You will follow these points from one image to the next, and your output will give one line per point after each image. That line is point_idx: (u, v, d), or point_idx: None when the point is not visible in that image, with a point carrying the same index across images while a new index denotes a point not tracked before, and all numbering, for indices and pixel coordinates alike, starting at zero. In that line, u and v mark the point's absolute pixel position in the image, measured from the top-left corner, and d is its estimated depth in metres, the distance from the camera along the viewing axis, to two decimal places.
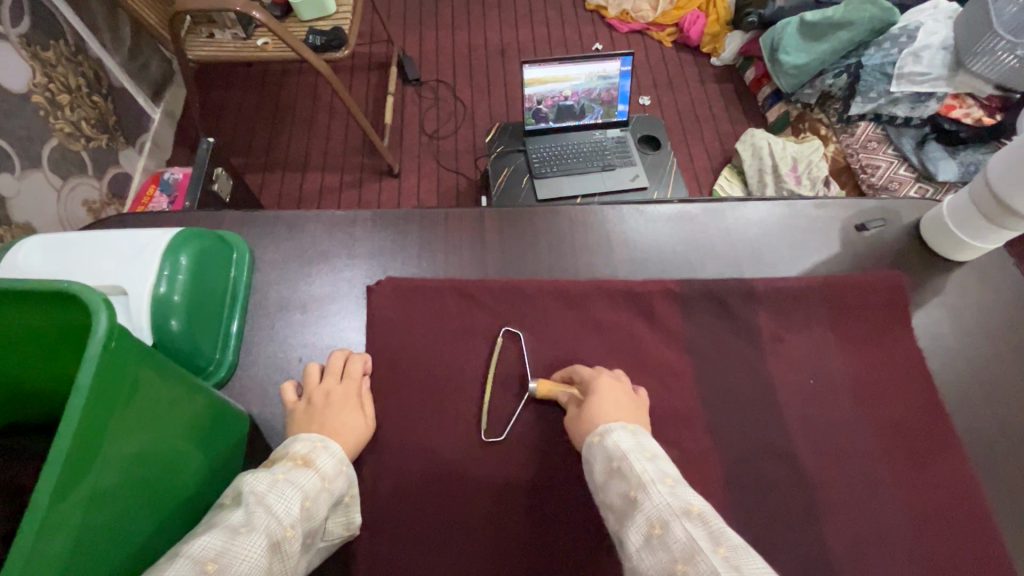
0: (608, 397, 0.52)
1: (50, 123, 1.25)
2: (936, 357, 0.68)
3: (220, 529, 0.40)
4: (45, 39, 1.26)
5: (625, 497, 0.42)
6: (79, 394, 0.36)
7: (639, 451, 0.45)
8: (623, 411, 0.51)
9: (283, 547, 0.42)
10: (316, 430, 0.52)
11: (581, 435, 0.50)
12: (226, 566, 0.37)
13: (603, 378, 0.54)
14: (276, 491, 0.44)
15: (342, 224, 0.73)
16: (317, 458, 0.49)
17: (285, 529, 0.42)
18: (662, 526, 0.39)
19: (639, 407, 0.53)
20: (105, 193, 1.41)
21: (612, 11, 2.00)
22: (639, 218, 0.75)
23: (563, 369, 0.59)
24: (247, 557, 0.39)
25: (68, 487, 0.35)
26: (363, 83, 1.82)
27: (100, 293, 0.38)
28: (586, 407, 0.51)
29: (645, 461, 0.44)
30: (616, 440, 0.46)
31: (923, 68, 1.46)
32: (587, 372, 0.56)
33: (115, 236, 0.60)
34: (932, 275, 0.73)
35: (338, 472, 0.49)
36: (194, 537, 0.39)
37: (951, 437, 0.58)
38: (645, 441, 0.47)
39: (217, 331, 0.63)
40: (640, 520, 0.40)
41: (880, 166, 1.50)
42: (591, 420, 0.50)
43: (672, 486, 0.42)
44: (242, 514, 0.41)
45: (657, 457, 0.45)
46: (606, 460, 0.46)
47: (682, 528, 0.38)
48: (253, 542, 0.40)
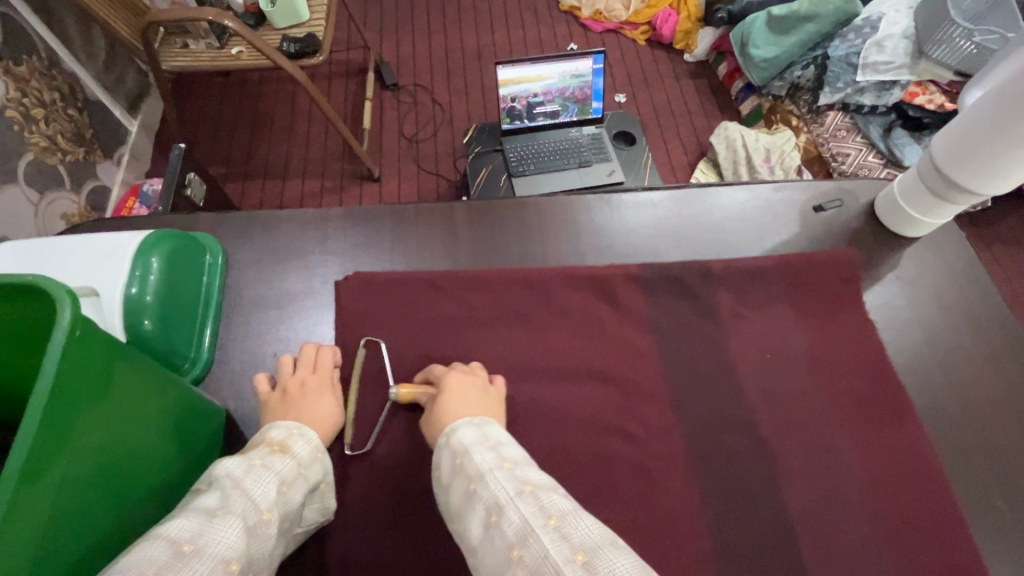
0: (458, 394, 0.53)
1: (25, 137, 1.25)
2: (891, 329, 0.71)
3: (196, 512, 0.40)
4: (17, 55, 1.26)
5: (466, 492, 0.43)
6: (46, 379, 0.37)
7: (480, 442, 0.46)
8: (468, 406, 0.52)
9: (260, 530, 0.42)
10: (294, 419, 0.53)
11: (434, 436, 0.50)
12: (202, 547, 0.38)
13: (452, 374, 0.55)
14: (253, 475, 0.44)
15: (314, 222, 0.75)
16: (294, 444, 0.50)
17: (262, 512, 0.43)
18: (498, 514, 0.40)
19: (491, 397, 0.54)
20: (84, 206, 1.41)
21: (586, 11, 2.03)
22: (605, 207, 0.77)
23: (422, 371, 0.59)
24: (224, 540, 0.39)
25: (34, 470, 0.36)
26: (341, 90, 1.84)
27: (65, 285, 0.39)
28: (437, 406, 0.52)
29: (485, 451, 0.45)
30: (461, 435, 0.47)
31: (886, 57, 1.50)
32: (440, 370, 0.57)
33: (86, 239, 0.61)
34: (888, 251, 0.76)
35: (315, 459, 0.50)
36: (169, 520, 0.39)
37: (904, 403, 0.61)
38: (490, 431, 0.48)
39: (191, 329, 0.64)
40: (480, 511, 0.41)
41: (850, 154, 1.53)
42: (443, 418, 0.51)
43: (511, 470, 0.43)
44: (218, 498, 0.42)
45: (500, 443, 0.47)
46: (451, 458, 0.46)
47: (516, 512, 0.40)
48: (230, 525, 0.40)
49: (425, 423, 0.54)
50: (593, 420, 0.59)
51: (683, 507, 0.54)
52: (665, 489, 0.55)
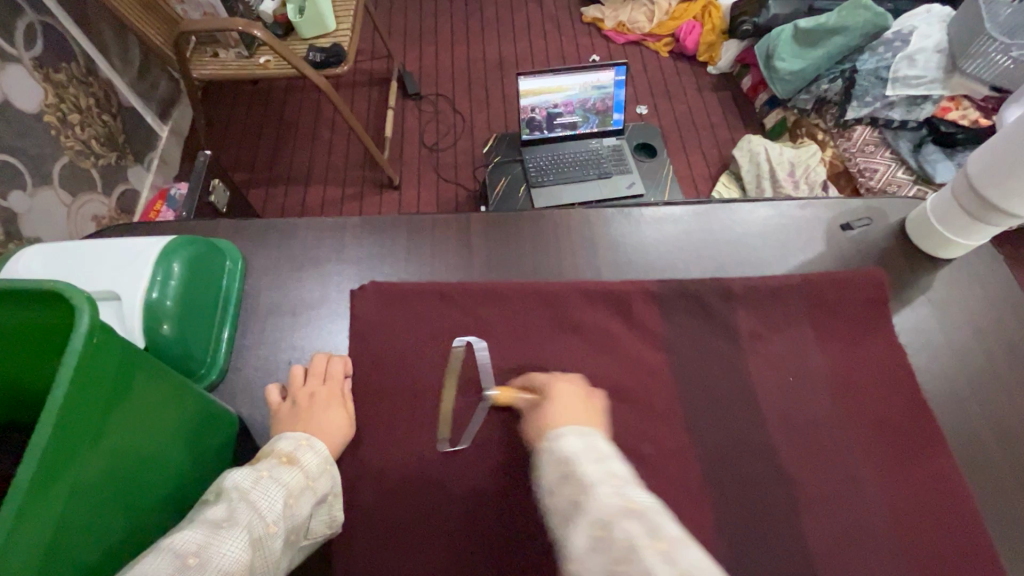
0: (565, 402, 0.49)
1: (61, 141, 1.29)
2: (920, 354, 0.68)
3: (202, 524, 0.40)
4: (56, 62, 1.31)
5: (570, 500, 0.38)
6: (61, 387, 0.37)
7: (589, 451, 0.42)
8: (576, 416, 0.47)
9: (265, 543, 0.42)
10: (301, 431, 0.53)
11: (536, 440, 0.46)
12: (207, 560, 0.37)
13: (559, 384, 0.52)
14: (260, 487, 0.44)
15: (331, 231, 0.75)
16: (302, 456, 0.49)
17: (268, 526, 0.42)
18: (606, 528, 0.35)
19: (595, 410, 0.50)
20: (115, 209, 1.45)
21: (609, 23, 2.03)
22: (624, 221, 0.76)
23: (523, 377, 0.57)
24: (230, 552, 0.39)
25: (45, 477, 0.36)
26: (365, 99, 1.86)
27: (84, 292, 0.39)
28: (541, 410, 0.49)
29: (595, 462, 0.40)
30: (566, 443, 0.43)
31: (918, 71, 1.46)
32: (547, 378, 0.54)
33: (111, 244, 0.62)
34: (918, 273, 0.73)
35: (323, 471, 0.50)
36: (177, 531, 0.39)
37: (933, 433, 0.58)
38: (598, 441, 0.43)
39: (208, 335, 0.64)
40: (584, 523, 0.36)
41: (878, 169, 1.50)
42: (545, 422, 0.47)
43: (619, 484, 0.38)
44: (224, 510, 0.41)
45: (607, 455, 0.42)
46: (555, 462, 0.42)
47: (625, 529, 0.34)
48: (236, 537, 0.40)
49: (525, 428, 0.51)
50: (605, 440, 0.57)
51: (696, 534, 0.53)
52: (678, 514, 0.54)
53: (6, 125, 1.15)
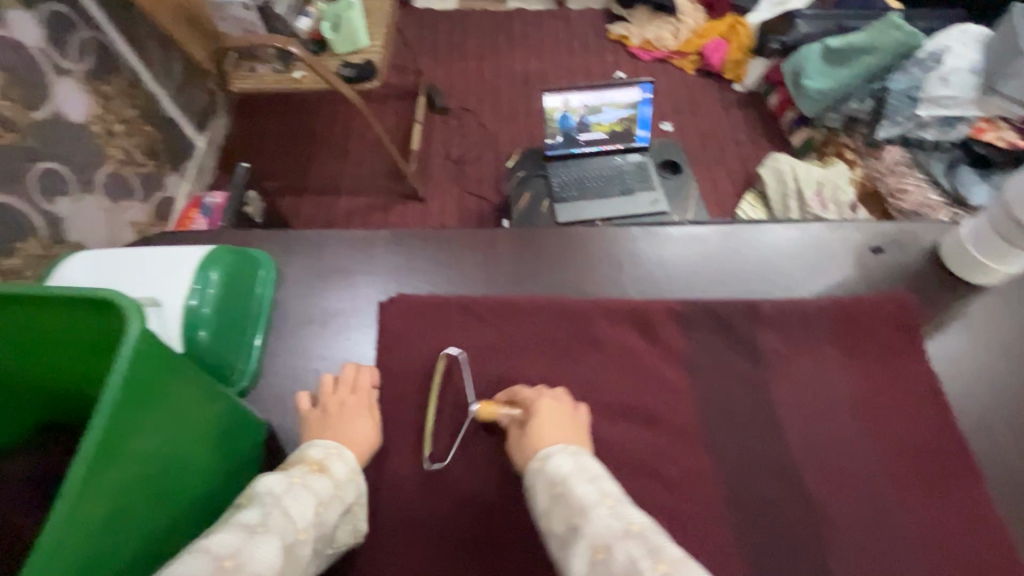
0: (551, 419, 0.53)
1: (105, 149, 1.35)
2: (954, 382, 0.66)
3: (237, 528, 0.39)
4: (104, 75, 1.38)
5: (568, 523, 0.42)
6: (111, 393, 0.38)
7: (581, 470, 0.46)
8: (561, 434, 0.51)
9: (296, 550, 0.42)
10: (332, 438, 0.54)
11: (525, 463, 0.50)
12: (242, 564, 0.37)
13: (543, 400, 0.55)
14: (292, 494, 0.44)
15: (361, 243, 0.77)
16: (332, 464, 0.50)
17: (299, 533, 0.42)
18: (604, 551, 0.38)
19: (579, 427, 0.54)
20: (151, 215, 1.50)
21: (635, 41, 2.05)
22: (651, 239, 0.77)
23: (506, 391, 0.59)
24: (264, 557, 0.38)
25: (93, 481, 0.37)
26: (392, 112, 1.91)
27: (134, 300, 0.41)
28: (528, 429, 0.52)
29: (585, 482, 0.44)
30: (557, 463, 0.47)
31: (951, 91, 1.43)
32: (526, 394, 0.57)
33: (155, 252, 0.65)
34: (951, 300, 0.71)
35: (350, 480, 0.51)
36: (211, 534, 0.38)
37: (967, 465, 0.57)
38: (587, 461, 0.47)
39: (241, 342, 0.66)
40: (583, 547, 0.40)
41: (909, 190, 1.45)
42: (535, 441, 0.51)
43: (613, 505, 0.42)
44: (258, 514, 0.41)
45: (597, 475, 0.46)
46: (548, 484, 0.46)
47: (623, 549, 0.38)
48: (270, 542, 0.39)
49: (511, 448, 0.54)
50: (627, 459, 0.57)
51: (719, 559, 0.52)
52: (700, 538, 0.53)
53: (56, 134, 1.20)
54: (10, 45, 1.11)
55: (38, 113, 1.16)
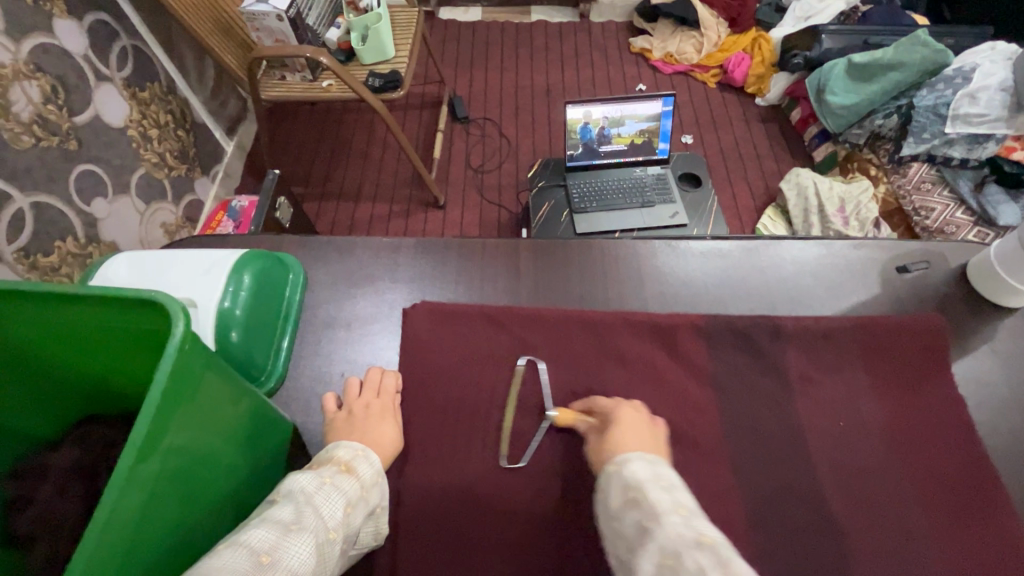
0: (631, 429, 0.53)
1: (141, 153, 1.40)
2: (982, 406, 0.65)
3: (272, 524, 0.42)
4: (142, 82, 1.43)
5: (639, 525, 0.43)
6: (156, 389, 0.40)
7: (657, 480, 0.46)
8: (642, 444, 0.52)
9: (326, 549, 0.44)
10: (358, 440, 0.56)
11: (600, 465, 0.52)
12: (277, 560, 0.40)
13: (622, 411, 0.56)
14: (323, 493, 0.47)
15: (387, 251, 0.79)
16: (359, 466, 0.52)
17: (329, 532, 0.45)
18: (674, 557, 0.39)
19: (660, 440, 0.54)
20: (181, 217, 1.54)
21: (657, 54, 2.07)
22: (672, 253, 0.77)
23: (584, 401, 0.60)
24: (297, 555, 0.41)
25: (137, 474, 0.39)
26: (416, 121, 1.94)
27: (180, 301, 0.42)
28: (608, 437, 0.53)
29: (662, 491, 0.45)
30: (634, 469, 0.48)
31: (980, 109, 1.40)
32: (608, 404, 0.58)
33: (191, 255, 0.67)
34: (980, 321, 0.70)
35: (376, 483, 0.52)
36: (249, 529, 0.41)
37: (995, 491, 0.56)
38: (664, 471, 0.48)
39: (270, 343, 0.68)
40: (653, 549, 0.40)
41: (935, 209, 1.44)
42: (611, 447, 0.52)
43: (687, 516, 0.43)
44: (291, 512, 0.44)
45: (674, 486, 0.46)
46: (623, 487, 0.47)
47: (694, 559, 0.38)
48: (303, 540, 0.42)
49: (588, 452, 0.55)
50: None
51: None
52: None
53: (95, 138, 1.25)
54: (57, 52, 1.16)
55: (79, 118, 1.20)
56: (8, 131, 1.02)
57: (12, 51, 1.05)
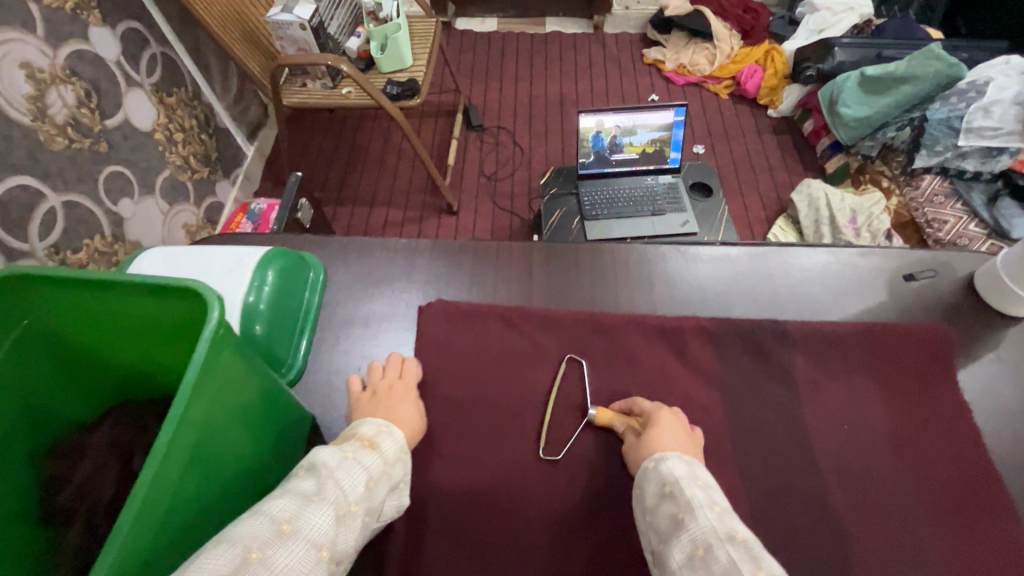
0: (668, 431, 0.56)
1: (166, 156, 1.44)
2: (988, 414, 0.66)
3: (295, 495, 0.44)
4: (170, 87, 1.49)
5: (673, 517, 0.47)
6: (193, 371, 0.43)
7: (692, 477, 0.50)
8: (678, 445, 0.54)
9: (348, 520, 0.46)
10: (381, 416, 0.57)
11: (637, 464, 0.55)
12: (298, 529, 0.42)
13: (662, 413, 0.58)
14: (345, 467, 0.48)
15: (404, 252, 0.82)
16: (382, 442, 0.53)
17: (351, 504, 0.47)
18: (705, 550, 0.43)
19: (695, 444, 0.56)
20: (202, 218, 1.58)
21: (670, 65, 2.09)
22: (681, 258, 0.79)
23: (621, 402, 0.62)
24: (317, 525, 0.43)
25: (174, 450, 0.42)
26: (431, 128, 1.98)
27: (215, 290, 0.45)
28: (645, 438, 0.55)
29: (698, 488, 0.48)
30: (670, 466, 0.51)
31: (994, 122, 1.40)
32: (646, 406, 0.59)
33: (219, 252, 0.71)
34: (987, 330, 0.71)
35: (398, 459, 0.54)
36: (274, 498, 0.44)
37: (999, 497, 0.57)
38: (699, 471, 0.51)
39: (291, 338, 0.71)
40: (685, 541, 0.45)
41: (948, 221, 1.44)
42: (650, 446, 0.55)
43: (721, 512, 0.46)
44: (314, 484, 0.46)
45: (708, 485, 0.49)
46: (658, 483, 0.50)
47: (725, 551, 0.42)
48: (322, 511, 0.44)
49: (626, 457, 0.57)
50: None
51: None
52: None
53: (124, 141, 1.30)
54: (91, 58, 1.21)
55: (110, 121, 1.25)
56: (44, 133, 1.07)
57: (50, 57, 1.10)
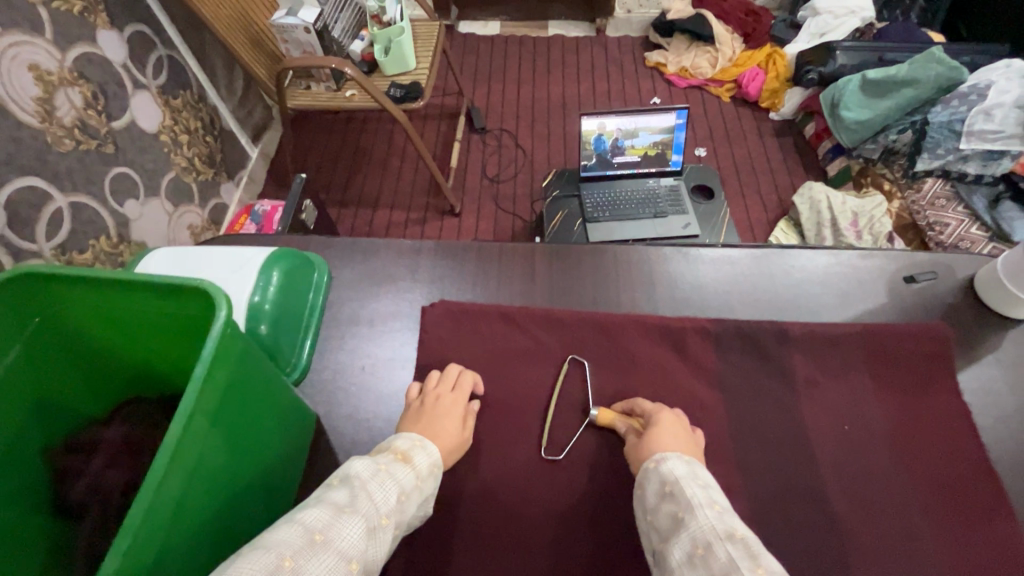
0: (669, 432, 0.56)
1: (171, 158, 1.46)
2: (987, 414, 0.66)
3: (329, 505, 0.45)
4: (175, 90, 1.50)
5: (674, 515, 0.47)
6: (201, 370, 0.44)
7: (692, 477, 0.50)
8: (680, 447, 0.55)
9: (378, 533, 0.46)
10: (417, 431, 0.57)
11: (637, 465, 0.55)
12: (330, 540, 0.43)
13: (663, 413, 0.58)
14: (377, 480, 0.49)
15: (408, 252, 0.83)
16: (415, 456, 0.54)
17: (381, 518, 0.47)
18: (705, 548, 0.44)
19: (696, 446, 0.57)
20: (206, 220, 1.60)
21: (672, 68, 2.10)
22: (683, 259, 0.79)
23: (623, 402, 0.62)
24: (349, 537, 0.43)
25: (183, 448, 0.42)
26: (434, 130, 1.99)
27: (223, 290, 0.46)
28: (645, 439, 0.56)
29: (697, 487, 0.49)
30: (670, 466, 0.51)
31: (995, 126, 1.41)
32: (648, 407, 0.60)
33: (227, 251, 0.72)
34: (987, 332, 0.72)
35: (431, 473, 0.54)
36: (308, 507, 0.45)
37: (998, 497, 0.57)
38: (699, 471, 0.51)
39: (296, 337, 0.71)
40: (685, 539, 0.45)
41: (950, 224, 1.44)
42: (649, 446, 0.55)
43: (720, 511, 0.46)
44: (347, 495, 0.46)
45: (708, 485, 0.50)
46: (659, 482, 0.51)
47: (724, 550, 0.43)
48: (354, 524, 0.44)
49: (627, 457, 0.57)
50: None
51: None
52: None
53: (130, 142, 1.31)
54: (99, 61, 1.23)
55: (116, 124, 1.26)
56: (52, 135, 1.08)
57: (58, 59, 1.12)
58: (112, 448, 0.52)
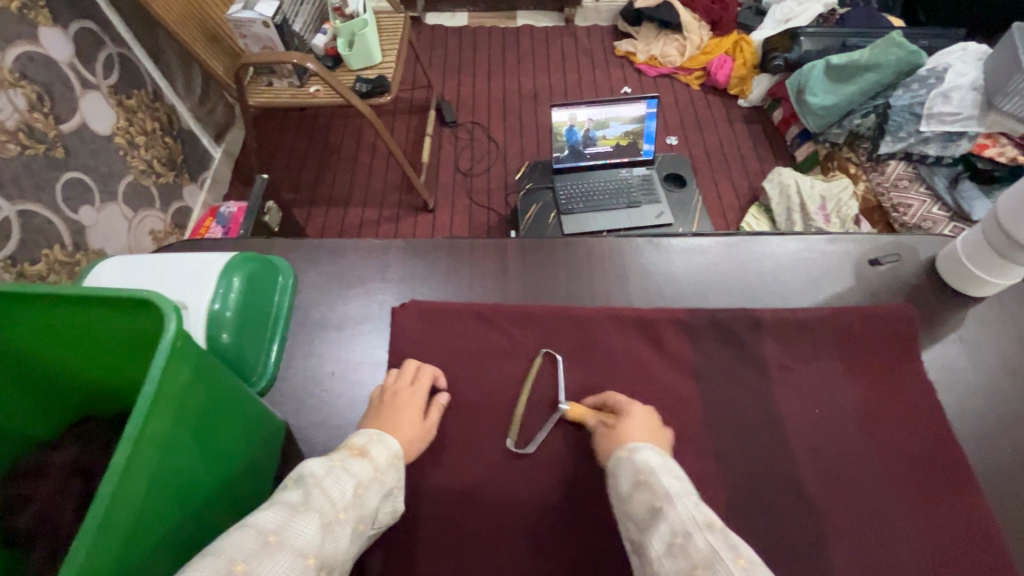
0: (639, 424, 0.56)
1: (128, 160, 1.40)
2: (952, 391, 0.68)
3: (281, 506, 0.44)
4: (129, 89, 1.43)
5: (651, 505, 0.47)
6: (150, 386, 0.41)
7: (666, 467, 0.50)
8: (650, 437, 0.55)
9: (335, 528, 0.45)
10: (375, 426, 0.57)
11: (608, 455, 0.54)
12: (285, 539, 0.41)
13: (633, 406, 0.58)
14: (332, 476, 0.48)
15: (377, 252, 0.80)
16: (372, 449, 0.53)
17: (338, 513, 0.46)
18: (683, 537, 0.43)
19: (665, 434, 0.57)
20: (170, 223, 1.54)
21: (641, 57, 2.10)
22: (654, 250, 0.79)
23: (595, 396, 0.62)
24: (304, 534, 0.42)
25: (133, 467, 0.40)
26: (404, 126, 1.95)
27: (172, 301, 0.44)
28: (618, 430, 0.56)
29: (671, 477, 0.49)
30: (644, 455, 0.51)
31: (953, 108, 1.45)
32: (617, 401, 0.60)
33: (185, 258, 0.69)
34: (948, 310, 0.73)
35: (391, 465, 0.53)
36: (260, 511, 0.43)
37: (962, 470, 0.59)
38: (671, 462, 0.51)
39: (261, 344, 0.69)
40: (664, 529, 0.45)
41: (913, 205, 1.48)
42: (620, 437, 0.55)
43: (696, 501, 0.47)
44: (300, 494, 0.45)
45: (682, 476, 0.50)
46: (633, 471, 0.50)
47: (703, 539, 0.43)
48: (309, 521, 0.43)
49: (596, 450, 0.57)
50: None
51: None
52: None
53: (82, 146, 1.25)
54: (42, 61, 1.16)
55: (65, 126, 1.20)
56: None
57: None
58: (60, 471, 0.49)
